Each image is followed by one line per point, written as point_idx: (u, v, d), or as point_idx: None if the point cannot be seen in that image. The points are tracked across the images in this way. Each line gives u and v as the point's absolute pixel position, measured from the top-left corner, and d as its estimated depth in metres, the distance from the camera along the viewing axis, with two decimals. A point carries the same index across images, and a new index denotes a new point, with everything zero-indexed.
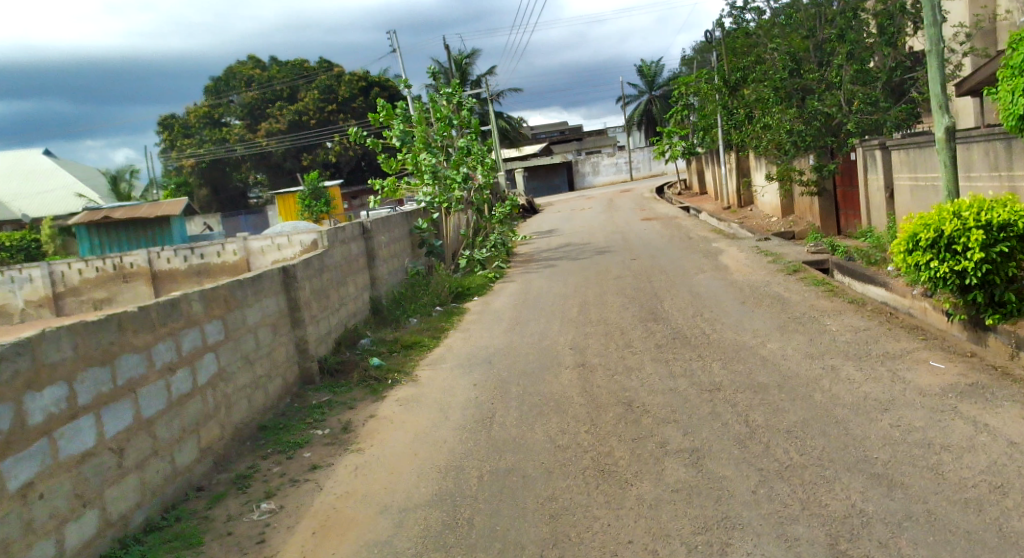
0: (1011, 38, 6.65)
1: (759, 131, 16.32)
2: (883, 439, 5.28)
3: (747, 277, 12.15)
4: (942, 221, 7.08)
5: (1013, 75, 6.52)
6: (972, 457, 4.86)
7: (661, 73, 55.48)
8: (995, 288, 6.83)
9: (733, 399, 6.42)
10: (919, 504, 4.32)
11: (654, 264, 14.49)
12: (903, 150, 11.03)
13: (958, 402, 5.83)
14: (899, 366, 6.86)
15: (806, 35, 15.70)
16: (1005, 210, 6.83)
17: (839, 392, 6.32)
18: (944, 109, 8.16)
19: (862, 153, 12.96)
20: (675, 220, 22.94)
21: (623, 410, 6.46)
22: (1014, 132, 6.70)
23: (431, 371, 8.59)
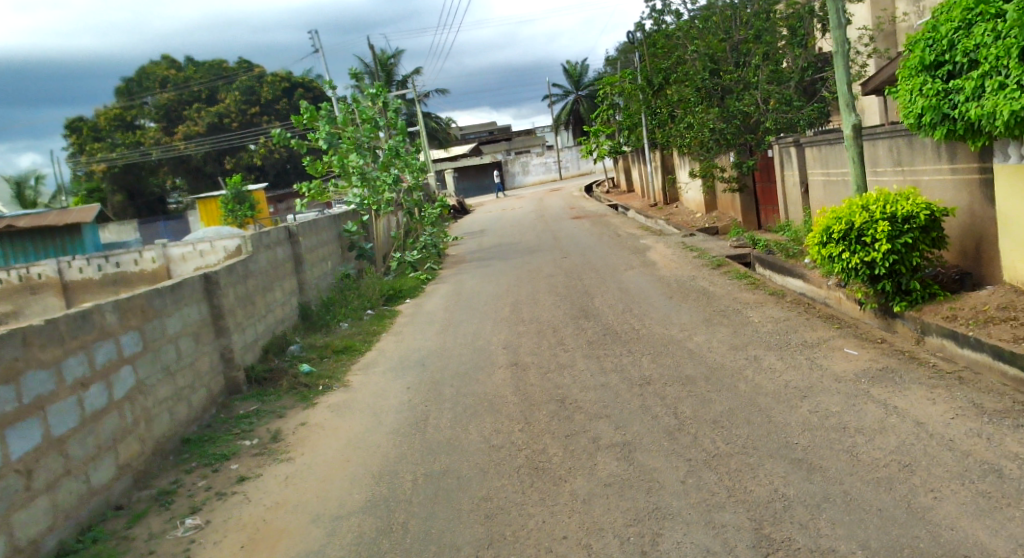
0: (907, 41, 6.99)
1: (682, 130, 16.72)
2: (802, 425, 5.51)
3: (674, 272, 12.43)
4: (852, 214, 7.42)
5: (911, 75, 6.86)
6: (883, 438, 5.11)
7: (586, 74, 56.16)
8: (902, 277, 7.20)
9: (663, 392, 6.58)
10: (836, 485, 4.53)
11: (585, 261, 14.66)
12: (816, 146, 11.47)
13: (870, 386, 6.12)
14: (817, 354, 7.14)
15: (723, 37, 15.86)
16: (908, 202, 7.19)
17: (762, 381, 6.56)
18: (851, 107, 8.53)
19: (779, 150, 13.39)
20: (605, 218, 23.27)
21: (556, 407, 6.55)
22: (913, 129, 7.06)
23: (363, 375, 8.54)
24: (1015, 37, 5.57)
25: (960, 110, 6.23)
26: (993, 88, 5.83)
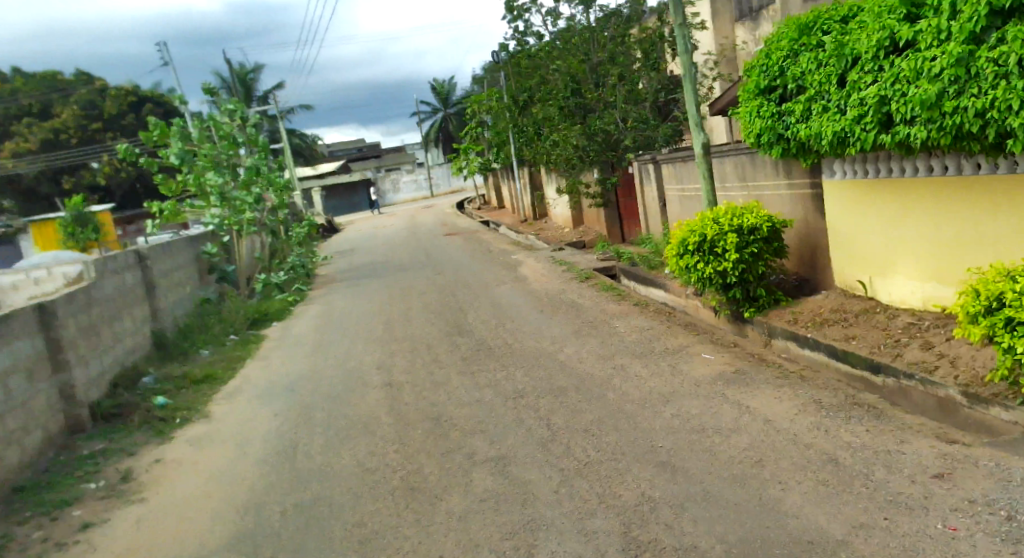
0: (744, 65, 7.55)
1: (548, 147, 17.16)
2: (666, 428, 5.80)
3: (544, 286, 12.74)
4: (704, 226, 7.89)
5: (748, 98, 7.41)
6: (738, 436, 5.46)
7: (454, 92, 56.52)
8: (750, 284, 7.71)
9: (536, 404, 6.74)
10: (697, 485, 4.80)
11: (457, 278, 14.76)
12: (671, 164, 12.10)
13: (725, 388, 6.52)
14: (677, 360, 7.53)
15: (582, 58, 16.05)
16: (753, 215, 7.73)
17: (628, 389, 6.85)
18: (700, 127, 9.09)
19: (638, 167, 13.99)
20: (477, 234, 23.49)
21: (431, 425, 6.58)
22: (753, 148, 7.61)
23: (227, 404, 8.24)
24: (834, 65, 6.16)
25: (792, 130, 6.79)
26: (819, 111, 6.40)
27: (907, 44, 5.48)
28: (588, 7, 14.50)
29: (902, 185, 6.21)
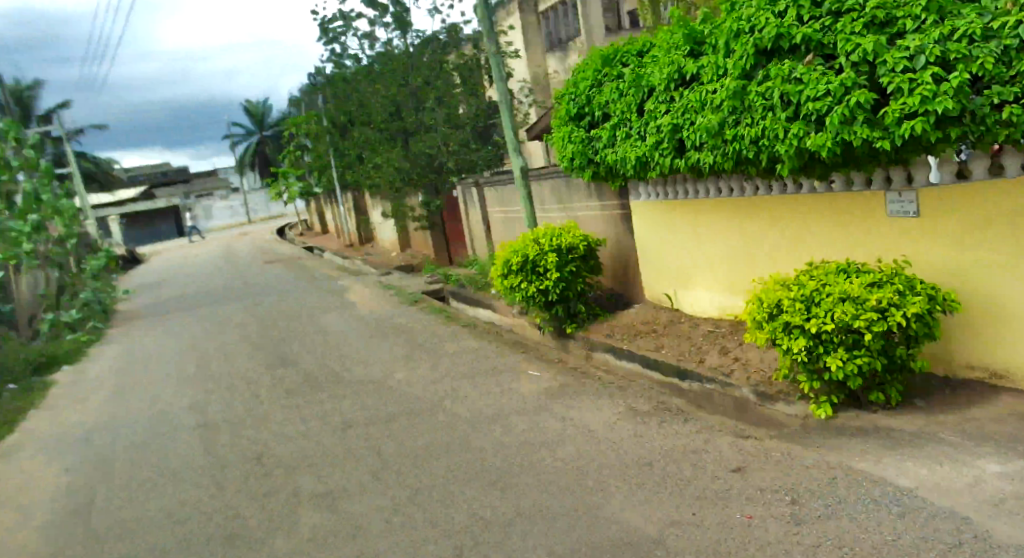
0: (555, 93, 7.94)
1: (369, 171, 17.01)
2: (495, 447, 5.94)
3: (372, 311, 12.62)
4: (524, 247, 8.13)
5: (560, 125, 7.79)
6: (563, 448, 5.69)
7: (270, 114, 54.68)
8: (570, 301, 8.05)
9: (365, 434, 6.67)
10: (525, 500, 4.96)
11: (279, 307, 14.28)
12: (493, 187, 12.44)
13: (550, 402, 6.77)
14: (505, 378, 7.71)
15: (401, 83, 16.05)
16: (570, 235, 8.10)
17: (457, 411, 6.93)
18: (518, 151, 9.42)
19: (462, 190, 14.16)
20: (299, 260, 22.85)
21: (253, 464, 6.33)
22: (567, 171, 8.00)
23: (14, 462, 7.47)
24: (633, 95, 6.65)
25: (601, 155, 7.24)
26: (623, 138, 6.86)
27: (692, 78, 6.00)
28: (404, 32, 14.62)
29: (697, 205, 6.78)
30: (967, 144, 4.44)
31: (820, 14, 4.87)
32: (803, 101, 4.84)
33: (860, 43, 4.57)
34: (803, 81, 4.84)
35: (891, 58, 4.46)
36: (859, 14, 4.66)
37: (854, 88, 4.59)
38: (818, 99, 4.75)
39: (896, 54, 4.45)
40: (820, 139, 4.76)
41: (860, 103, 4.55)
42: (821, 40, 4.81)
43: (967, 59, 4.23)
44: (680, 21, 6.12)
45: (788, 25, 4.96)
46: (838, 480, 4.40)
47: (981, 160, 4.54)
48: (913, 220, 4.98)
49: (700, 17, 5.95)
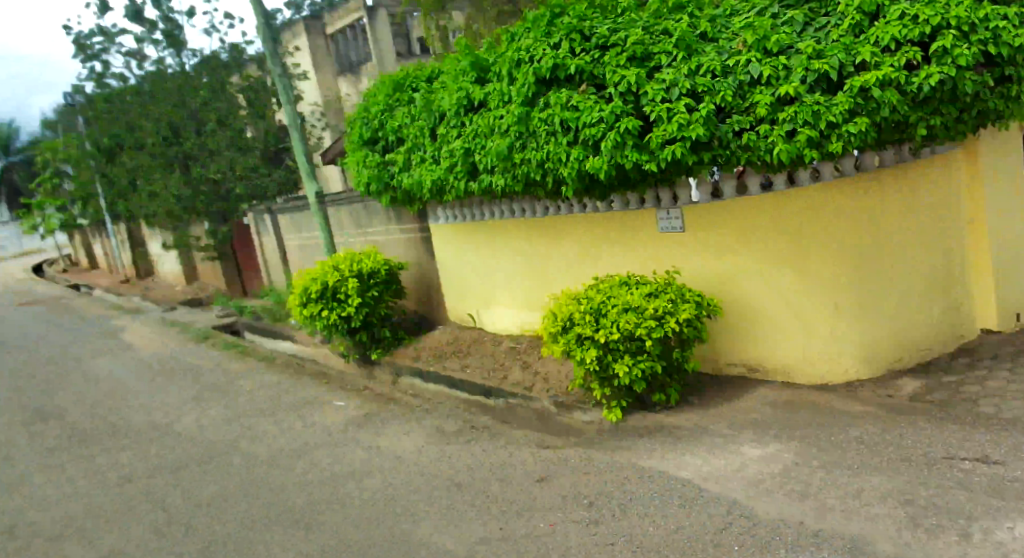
0: (347, 117, 7.86)
1: (144, 200, 15.69)
2: (297, 485, 5.72)
3: (155, 352, 11.67)
4: (323, 272, 7.84)
5: (354, 149, 7.72)
6: (369, 479, 5.59)
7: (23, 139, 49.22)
8: (374, 327, 7.94)
9: (151, 486, 6.16)
10: (331, 537, 4.83)
11: (43, 354, 12.80)
12: (287, 213, 12.02)
13: (355, 432, 6.63)
14: (307, 411, 7.45)
15: (177, 104, 14.30)
16: (371, 260, 8.02)
17: (255, 451, 6.60)
18: (313, 176, 9.17)
19: (253, 218, 13.45)
20: (64, 300, 20.65)
21: (16, 535, 5.63)
22: (364, 196, 7.94)
23: None
24: (425, 120, 6.77)
25: (396, 179, 7.27)
26: (417, 162, 6.94)
27: (480, 104, 6.23)
28: (177, 51, 13.87)
29: (493, 226, 6.99)
30: (717, 167, 5.03)
31: (589, 48, 5.33)
32: (580, 127, 5.17)
33: (625, 75, 5.04)
34: (579, 109, 5.17)
35: (651, 89, 4.96)
36: (622, 50, 5.17)
37: (623, 115, 5.01)
38: (593, 125, 5.09)
39: (655, 87, 4.96)
40: (597, 162, 5.10)
41: (629, 130, 4.97)
42: (591, 72, 5.26)
43: (711, 92, 4.88)
44: (464, 49, 6.34)
45: (562, 56, 5.32)
46: (627, 480, 4.71)
47: (729, 179, 5.14)
48: (679, 234, 5.45)
49: (484, 47, 6.23)
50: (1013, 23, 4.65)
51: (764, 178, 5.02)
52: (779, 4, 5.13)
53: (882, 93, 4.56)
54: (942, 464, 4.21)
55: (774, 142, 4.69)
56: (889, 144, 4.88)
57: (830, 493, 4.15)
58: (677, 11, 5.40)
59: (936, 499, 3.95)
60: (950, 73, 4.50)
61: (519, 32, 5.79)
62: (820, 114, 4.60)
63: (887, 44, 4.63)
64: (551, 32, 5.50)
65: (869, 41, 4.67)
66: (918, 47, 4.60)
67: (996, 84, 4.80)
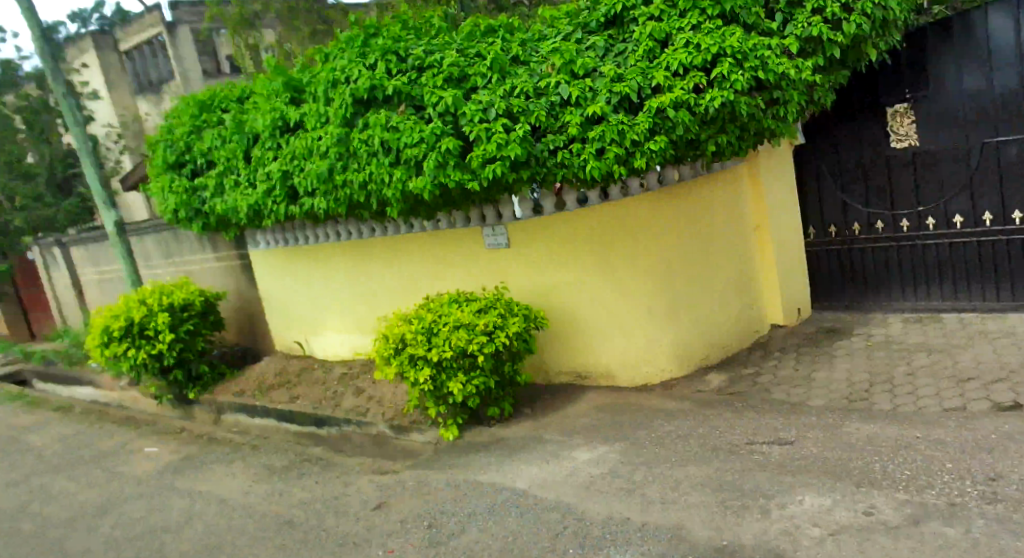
0: (147, 140, 7.34)
1: None
2: (106, 543, 5.20)
3: None
4: (128, 308, 7.20)
5: (158, 175, 7.23)
6: (190, 528, 5.19)
7: None
8: (191, 363, 7.44)
9: None
10: None
11: None
12: (82, 246, 10.99)
13: (171, 479, 6.14)
14: (114, 462, 6.81)
15: None
16: (183, 292, 7.51)
17: (52, 511, 5.93)
18: (109, 204, 8.43)
19: (39, 252, 12.17)
20: None
21: None
22: (172, 224, 7.45)
23: None
24: (238, 142, 6.48)
25: (208, 205, 6.90)
26: (231, 186, 6.62)
27: (296, 125, 6.06)
28: None
29: (315, 250, 6.80)
30: (536, 184, 5.10)
31: (405, 69, 5.35)
32: (402, 148, 5.17)
33: (443, 96, 5.09)
34: (399, 130, 5.17)
35: (469, 110, 5.03)
36: (438, 71, 5.23)
37: (443, 136, 5.06)
38: (415, 145, 5.12)
39: (473, 107, 5.03)
40: (420, 183, 5.12)
41: (450, 150, 5.03)
42: (410, 93, 5.27)
43: (526, 112, 5.01)
44: (276, 69, 6.16)
45: (380, 77, 5.31)
46: (465, 496, 4.72)
47: (548, 196, 5.22)
48: (505, 251, 5.56)
49: (298, 66, 6.08)
50: (779, 52, 4.96)
51: (580, 194, 5.15)
52: (583, 31, 5.31)
53: (676, 114, 4.83)
54: (747, 450, 4.58)
55: (586, 159, 4.89)
56: (685, 159, 5.17)
57: (652, 487, 4.39)
58: (489, 34, 5.50)
59: (742, 482, 4.27)
60: (729, 96, 4.79)
61: (333, 52, 5.71)
62: (624, 133, 4.85)
63: (677, 70, 4.87)
64: (366, 53, 5.49)
65: (661, 66, 4.91)
66: (703, 72, 4.87)
67: (767, 106, 5.12)
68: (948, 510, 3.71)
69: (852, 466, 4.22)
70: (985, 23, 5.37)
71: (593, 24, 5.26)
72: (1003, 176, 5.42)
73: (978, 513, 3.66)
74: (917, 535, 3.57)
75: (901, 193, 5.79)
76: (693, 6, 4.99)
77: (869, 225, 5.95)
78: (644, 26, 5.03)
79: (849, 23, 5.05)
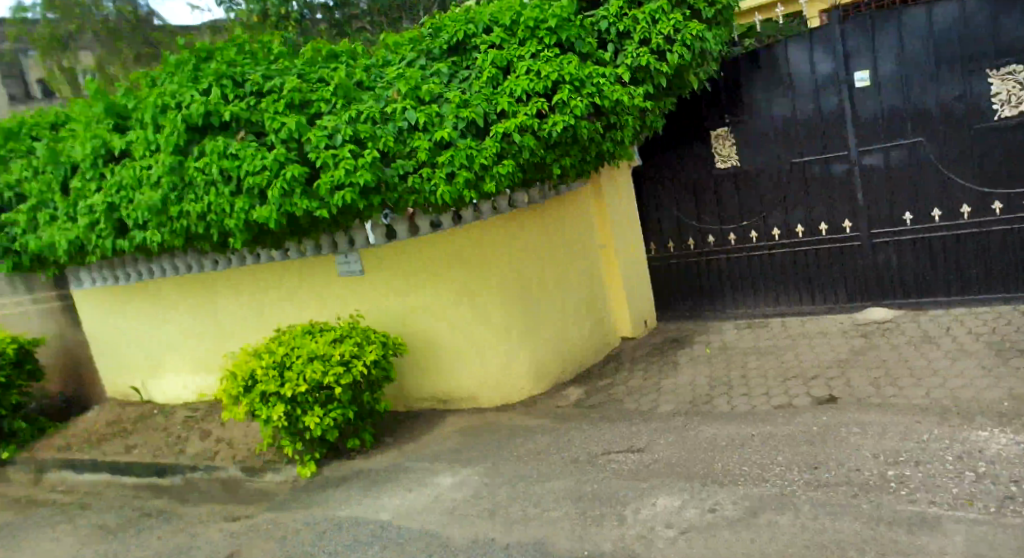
0: None
1: None
2: None
3: None
4: None
5: None
6: None
7: None
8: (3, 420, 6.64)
9: None
10: None
11: None
12: None
13: None
14: None
15: None
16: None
17: None
18: None
19: None
20: None
21: None
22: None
23: None
24: (53, 173, 5.95)
25: (21, 242, 6.32)
26: (46, 221, 6.07)
27: (122, 153, 5.65)
28: None
29: (152, 287, 6.42)
30: (388, 210, 5.06)
31: (242, 94, 5.07)
32: (242, 175, 4.87)
33: (285, 122, 4.87)
34: (239, 157, 4.87)
35: (313, 135, 4.81)
36: (278, 96, 4.99)
37: (288, 162, 4.84)
38: (257, 173, 4.82)
39: (317, 132, 4.82)
40: (265, 212, 4.85)
41: (296, 177, 4.82)
42: (249, 119, 4.99)
43: (374, 137, 4.85)
44: (95, 93, 5.71)
45: (215, 102, 4.99)
46: (324, 534, 4.52)
47: (401, 221, 5.19)
48: (360, 277, 5.48)
49: (121, 91, 5.68)
50: (612, 80, 5.23)
51: (433, 219, 5.18)
52: (426, 57, 5.31)
53: (521, 138, 4.91)
54: (603, 460, 4.74)
55: (437, 184, 4.86)
56: (532, 183, 5.31)
57: (515, 505, 4.43)
58: (331, 59, 5.35)
59: (600, 491, 4.41)
60: (571, 121, 4.95)
61: (161, 77, 5.35)
62: (473, 157, 4.86)
63: (520, 95, 4.95)
64: (199, 77, 5.16)
65: (505, 92, 4.97)
66: (544, 98, 4.99)
67: (605, 130, 5.38)
68: (781, 500, 3.97)
69: (698, 467, 4.46)
70: (786, 55, 5.80)
71: (436, 51, 5.27)
72: (810, 193, 5.91)
73: (805, 498, 3.95)
74: (756, 526, 3.79)
75: (726, 210, 6.22)
76: (532, 34, 5.10)
77: (701, 240, 6.38)
78: (486, 54, 5.08)
79: (672, 54, 5.35)
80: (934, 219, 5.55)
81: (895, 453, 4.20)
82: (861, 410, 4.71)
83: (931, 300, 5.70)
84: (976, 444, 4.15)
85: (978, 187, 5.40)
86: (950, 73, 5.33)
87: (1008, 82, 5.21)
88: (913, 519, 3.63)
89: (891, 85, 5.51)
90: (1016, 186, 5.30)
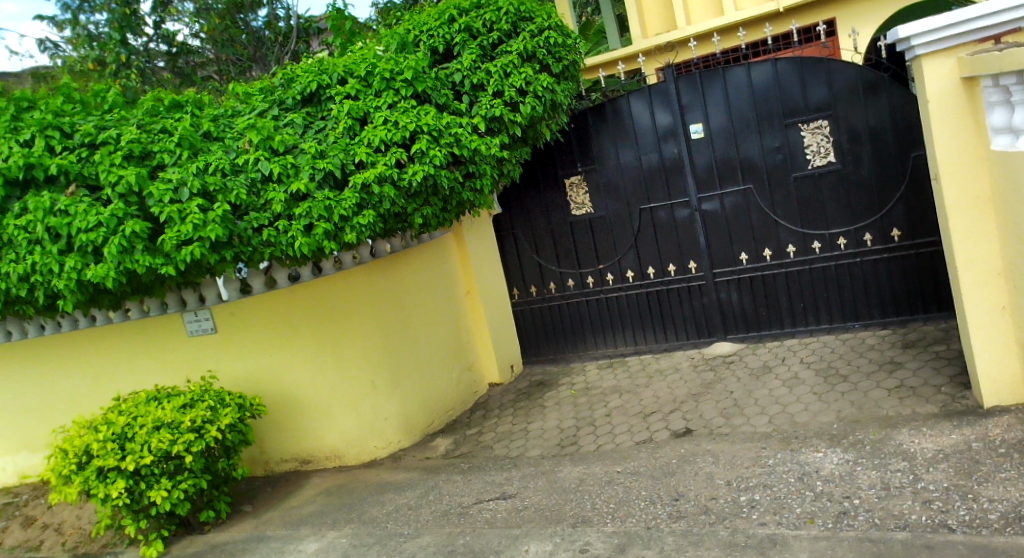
0: None
1: None
2: None
3: None
4: None
5: None
6: None
7: None
8: None
9: None
10: None
11: None
12: None
13: None
14: None
15: None
16: None
17: None
18: None
19: None
20: None
21: None
22: None
23: None
24: None
25: None
26: None
27: None
28: None
29: None
30: (242, 264, 4.85)
31: (72, 146, 4.61)
32: (74, 234, 4.42)
33: (123, 175, 4.48)
34: (69, 213, 4.41)
35: (156, 189, 4.49)
36: (114, 148, 4.59)
37: (126, 218, 4.44)
38: (90, 230, 4.39)
39: (160, 186, 4.51)
40: (101, 270, 4.42)
41: (136, 233, 4.42)
42: (81, 172, 4.54)
43: (224, 190, 4.64)
44: None
45: (38, 155, 4.50)
46: None
47: (258, 275, 5.08)
48: (211, 335, 5.27)
49: None
50: (470, 129, 5.36)
51: (291, 271, 5.09)
52: (279, 107, 5.23)
53: (381, 188, 4.90)
54: (474, 510, 4.65)
55: (294, 237, 4.72)
56: (394, 232, 5.31)
57: None
58: (175, 109, 5.09)
59: (473, 542, 4.28)
60: (431, 171, 5.03)
61: None
62: (331, 209, 4.78)
63: (378, 145, 4.94)
64: (18, 128, 4.62)
65: (362, 142, 4.94)
66: (402, 148, 5.02)
67: (465, 179, 5.48)
68: (647, 534, 4.05)
69: (567, 508, 4.48)
70: (628, 109, 6.22)
71: (289, 101, 5.19)
72: (656, 238, 6.33)
73: (668, 531, 4.04)
74: None
75: (584, 255, 6.57)
76: (387, 86, 5.14)
77: (562, 283, 6.68)
78: (341, 104, 5.05)
79: (525, 105, 5.63)
80: (766, 259, 6.10)
81: (746, 478, 4.40)
82: (711, 441, 4.97)
83: (768, 332, 6.22)
84: (814, 464, 4.39)
85: (800, 229, 5.96)
86: (769, 127, 5.90)
87: (816, 136, 5.81)
88: (762, 543, 3.77)
89: (720, 138, 6.04)
90: (830, 228, 5.89)
